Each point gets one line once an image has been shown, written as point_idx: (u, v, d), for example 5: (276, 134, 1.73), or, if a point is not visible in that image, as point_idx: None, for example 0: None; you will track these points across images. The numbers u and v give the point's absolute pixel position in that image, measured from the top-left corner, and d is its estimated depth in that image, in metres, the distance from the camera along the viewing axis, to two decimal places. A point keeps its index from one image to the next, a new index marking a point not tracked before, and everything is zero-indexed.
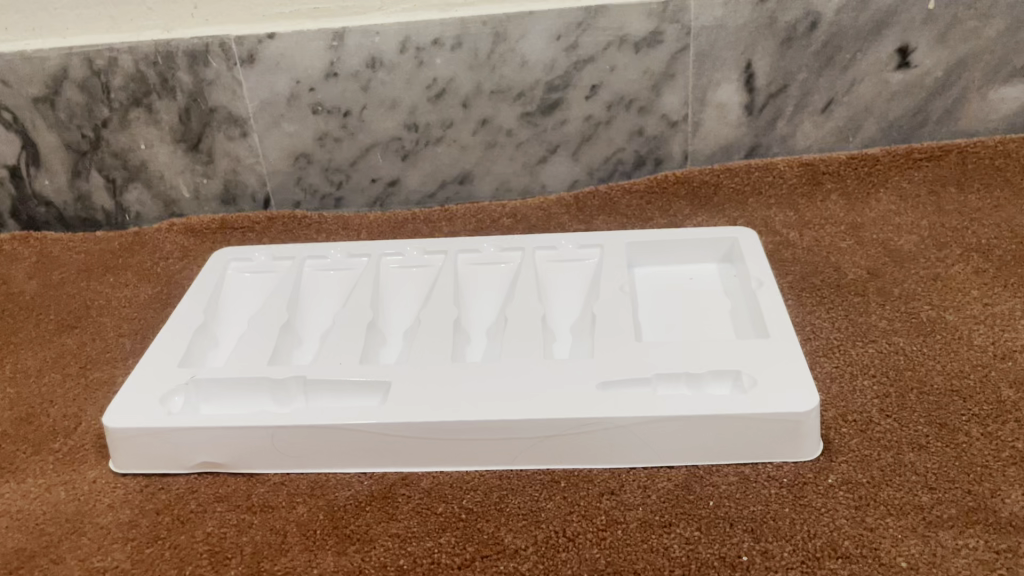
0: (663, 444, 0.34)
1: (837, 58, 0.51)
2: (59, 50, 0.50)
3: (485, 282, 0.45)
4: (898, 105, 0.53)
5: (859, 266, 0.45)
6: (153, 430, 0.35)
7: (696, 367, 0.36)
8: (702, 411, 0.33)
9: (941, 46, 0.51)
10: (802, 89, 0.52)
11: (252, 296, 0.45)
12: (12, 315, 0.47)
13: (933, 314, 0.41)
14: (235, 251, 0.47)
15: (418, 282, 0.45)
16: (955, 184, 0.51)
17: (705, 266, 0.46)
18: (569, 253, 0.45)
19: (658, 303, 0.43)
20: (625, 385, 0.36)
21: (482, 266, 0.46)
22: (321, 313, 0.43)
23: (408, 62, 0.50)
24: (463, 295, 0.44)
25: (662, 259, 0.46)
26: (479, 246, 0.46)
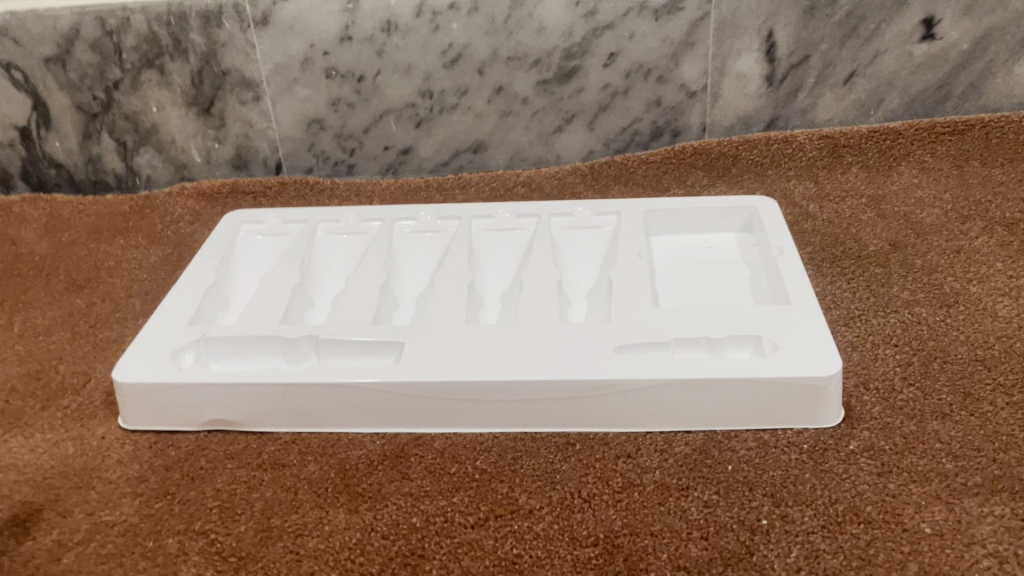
0: (681, 408, 0.33)
1: (861, 29, 0.50)
2: (70, 9, 0.49)
3: (501, 248, 0.44)
4: (921, 77, 0.52)
5: (880, 238, 0.45)
6: (163, 386, 0.34)
7: (715, 332, 0.35)
8: (722, 375, 0.33)
9: (968, 17, 0.50)
10: (825, 60, 0.51)
11: (264, 259, 0.44)
12: (21, 275, 0.46)
13: (957, 285, 0.41)
14: (246, 214, 0.46)
15: (431, 247, 0.44)
16: (979, 159, 0.50)
17: (722, 236, 0.45)
18: (584, 220, 0.45)
19: (675, 271, 0.42)
20: (643, 349, 0.35)
21: (497, 232, 0.45)
22: (335, 276, 0.43)
23: (424, 26, 0.50)
24: (478, 260, 0.43)
25: (680, 228, 0.45)
26: (494, 212, 0.46)
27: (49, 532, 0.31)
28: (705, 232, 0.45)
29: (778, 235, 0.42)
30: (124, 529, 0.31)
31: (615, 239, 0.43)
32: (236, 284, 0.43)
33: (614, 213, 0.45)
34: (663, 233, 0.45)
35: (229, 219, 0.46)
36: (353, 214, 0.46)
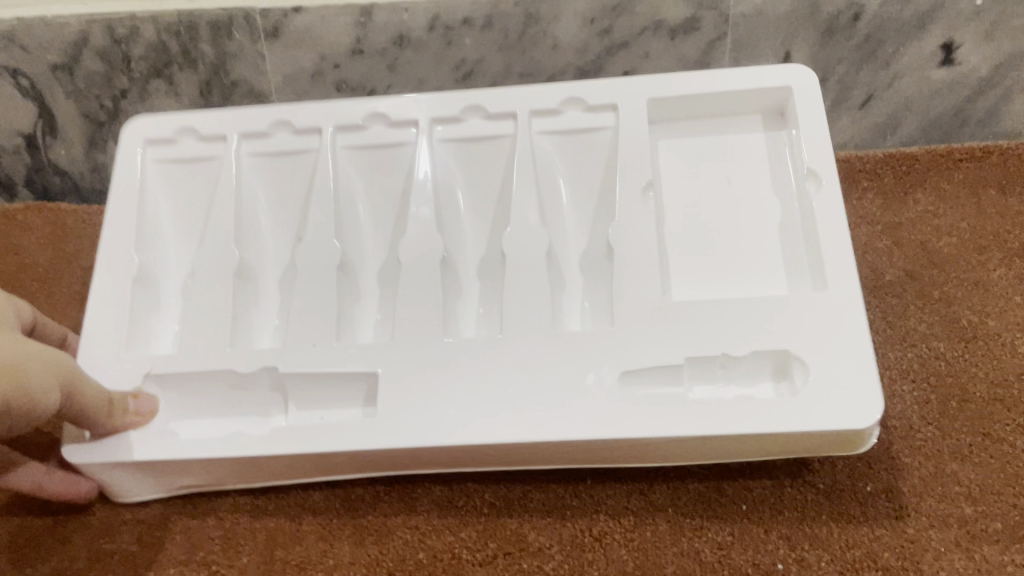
0: (697, 449, 0.34)
1: (879, 52, 0.50)
2: (79, 17, 0.48)
3: (469, 168, 0.44)
4: (938, 103, 0.52)
5: (897, 267, 0.44)
6: (117, 462, 0.34)
7: (738, 350, 0.35)
8: (755, 425, 0.33)
9: (988, 43, 0.49)
10: (841, 83, 0.51)
11: (201, 192, 0.45)
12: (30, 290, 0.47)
13: (975, 319, 0.40)
14: (168, 120, 0.45)
15: (391, 175, 0.44)
16: (997, 187, 0.49)
17: (735, 137, 0.44)
18: (571, 120, 0.44)
19: (686, 193, 0.43)
20: (654, 380, 0.36)
21: (468, 142, 0.44)
22: (281, 224, 0.45)
23: (437, 40, 0.49)
24: (451, 192, 0.44)
25: (694, 134, 0.45)
26: (460, 115, 0.44)
27: (49, 557, 0.36)
28: (719, 132, 0.45)
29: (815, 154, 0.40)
30: (123, 558, 0.35)
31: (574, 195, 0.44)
32: (174, 243, 0.45)
33: (610, 117, 0.43)
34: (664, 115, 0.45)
35: (145, 148, 0.45)
36: (275, 117, 0.44)
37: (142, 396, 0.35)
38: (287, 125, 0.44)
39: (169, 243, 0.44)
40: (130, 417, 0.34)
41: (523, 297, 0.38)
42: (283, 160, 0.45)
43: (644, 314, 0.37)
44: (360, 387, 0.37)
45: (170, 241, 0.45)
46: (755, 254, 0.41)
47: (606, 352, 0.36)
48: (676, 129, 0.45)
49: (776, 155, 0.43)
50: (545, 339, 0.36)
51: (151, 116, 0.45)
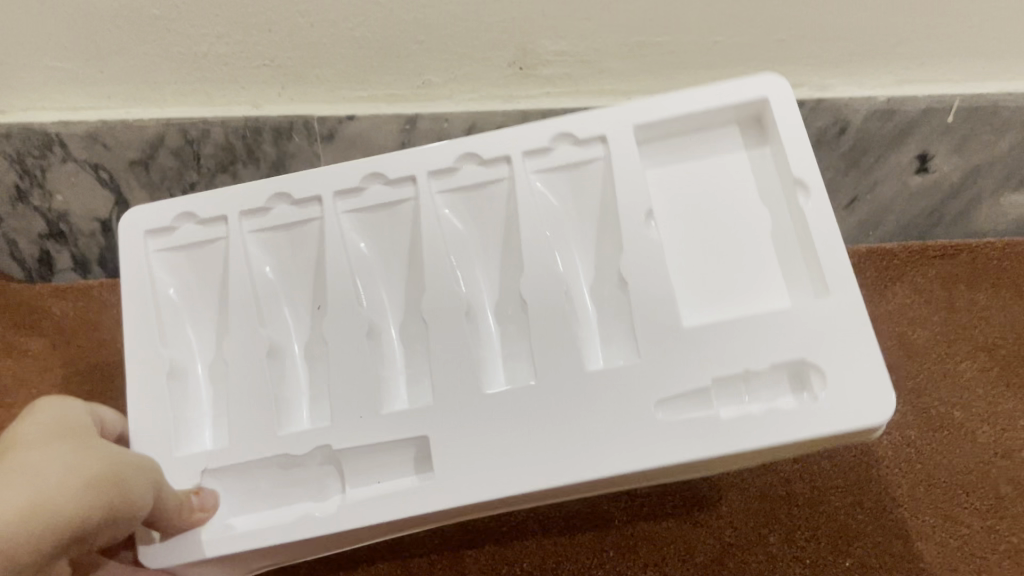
0: (738, 438, 0.38)
1: (862, 160, 0.57)
2: (157, 121, 0.55)
3: (468, 220, 0.47)
4: (915, 205, 0.59)
5: (876, 357, 0.50)
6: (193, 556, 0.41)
7: (755, 361, 0.39)
8: (789, 434, 0.37)
9: (959, 154, 0.56)
10: (830, 187, 0.58)
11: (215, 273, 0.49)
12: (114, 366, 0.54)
13: (943, 410, 0.48)
14: (171, 207, 0.48)
15: (397, 235, 0.48)
16: (965, 283, 0.55)
17: (710, 150, 0.46)
18: (563, 156, 0.46)
19: (684, 227, 0.45)
20: (687, 411, 0.39)
21: (458, 193, 0.47)
22: (295, 287, 0.49)
23: None
24: (467, 247, 0.47)
25: (677, 155, 0.46)
26: (456, 168, 0.46)
27: None
28: (702, 146, 0.46)
29: (803, 163, 0.42)
30: None
31: (564, 191, 0.46)
32: (194, 329, 0.49)
33: (601, 157, 0.45)
34: (654, 133, 0.46)
35: (150, 241, 0.48)
36: (272, 194, 0.47)
37: (202, 491, 0.42)
38: (285, 198, 0.47)
39: (188, 332, 0.48)
40: (198, 514, 0.41)
41: (543, 362, 0.41)
42: (281, 231, 0.48)
43: (658, 334, 0.40)
44: (411, 452, 0.42)
45: (191, 329, 0.49)
46: (756, 287, 0.43)
47: (636, 410, 0.39)
48: (663, 158, 0.46)
49: (767, 160, 0.45)
50: (575, 408, 0.40)
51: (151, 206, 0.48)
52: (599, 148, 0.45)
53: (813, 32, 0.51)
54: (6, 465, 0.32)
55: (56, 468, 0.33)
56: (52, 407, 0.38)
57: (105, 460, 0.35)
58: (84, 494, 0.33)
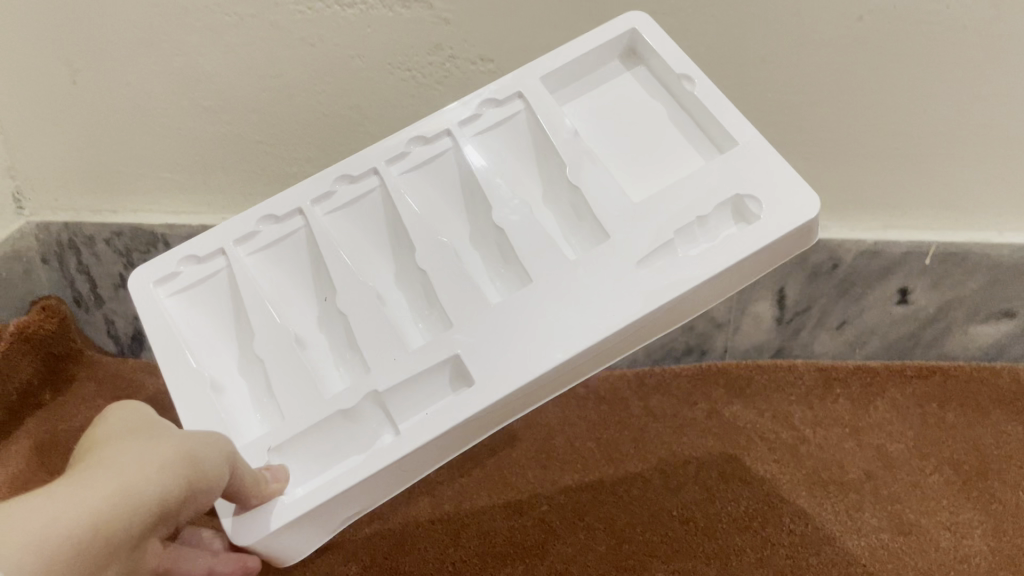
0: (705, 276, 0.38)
1: (852, 290, 0.66)
2: None
3: (432, 188, 0.46)
4: (897, 329, 0.68)
5: (859, 466, 0.59)
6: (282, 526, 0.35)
7: (703, 209, 0.39)
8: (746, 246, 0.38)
9: (935, 290, 0.65)
10: (822, 310, 0.67)
11: (223, 308, 0.45)
12: None
13: (913, 518, 0.56)
14: (167, 258, 0.44)
15: (372, 214, 0.46)
16: (938, 401, 0.63)
17: (614, 79, 0.48)
18: (489, 120, 0.46)
19: (605, 142, 0.45)
20: (656, 259, 0.39)
21: (416, 171, 0.46)
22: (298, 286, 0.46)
23: None
24: (449, 212, 0.46)
25: (585, 95, 0.47)
26: (404, 147, 0.45)
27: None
28: (599, 83, 0.48)
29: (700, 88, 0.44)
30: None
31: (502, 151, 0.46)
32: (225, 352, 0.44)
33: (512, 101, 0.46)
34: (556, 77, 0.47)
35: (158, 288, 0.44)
36: (260, 215, 0.45)
37: (271, 465, 0.37)
38: (270, 217, 0.45)
39: (218, 356, 0.44)
40: (272, 485, 0.36)
41: (536, 309, 0.38)
42: (274, 250, 0.45)
43: (623, 221, 0.40)
44: (447, 371, 0.39)
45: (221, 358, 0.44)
46: (668, 154, 0.44)
47: (623, 283, 0.38)
48: (567, 94, 0.48)
49: (652, 80, 0.47)
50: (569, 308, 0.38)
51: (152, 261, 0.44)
52: (518, 105, 0.46)
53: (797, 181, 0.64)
54: (91, 461, 0.30)
55: (128, 464, 0.30)
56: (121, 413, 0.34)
57: (181, 444, 0.32)
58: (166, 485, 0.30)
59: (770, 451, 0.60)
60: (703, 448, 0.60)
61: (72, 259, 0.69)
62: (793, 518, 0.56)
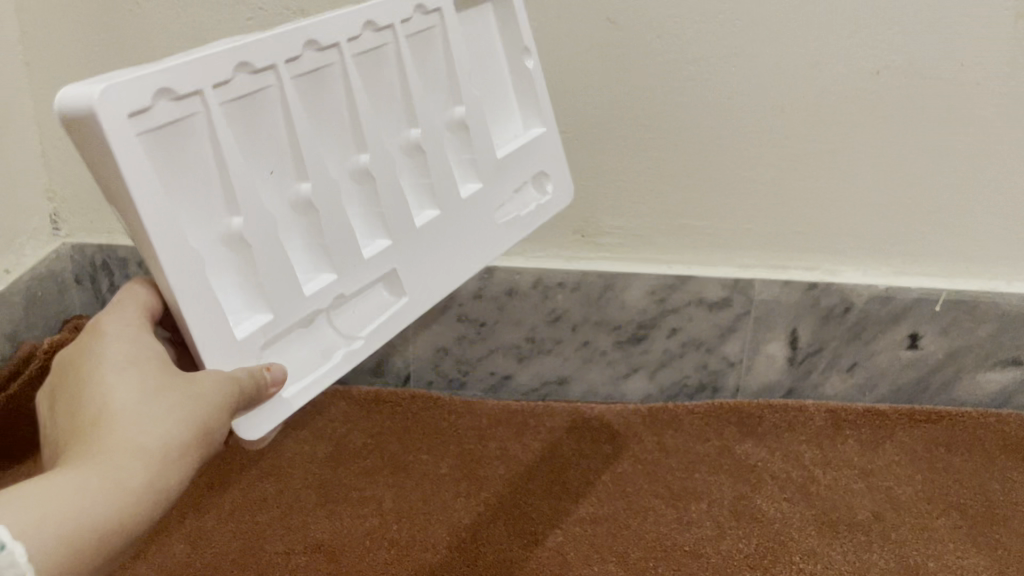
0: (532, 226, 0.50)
1: (862, 334, 0.68)
2: None
3: (371, 77, 0.42)
4: (906, 374, 0.69)
5: (867, 508, 0.60)
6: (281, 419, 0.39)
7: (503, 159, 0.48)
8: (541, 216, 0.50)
9: (943, 336, 0.67)
10: (833, 353, 0.69)
11: (161, 161, 0.34)
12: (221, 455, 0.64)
13: (919, 560, 0.56)
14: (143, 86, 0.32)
15: (316, 88, 0.40)
16: (945, 445, 0.66)
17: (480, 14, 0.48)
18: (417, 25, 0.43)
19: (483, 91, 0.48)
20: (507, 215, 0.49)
21: (363, 57, 0.41)
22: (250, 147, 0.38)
23: (536, 295, 0.68)
24: (382, 100, 0.43)
25: (473, 27, 0.47)
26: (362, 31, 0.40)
27: None
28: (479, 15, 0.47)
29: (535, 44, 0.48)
30: None
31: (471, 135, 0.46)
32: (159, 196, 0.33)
33: (455, 104, 0.46)
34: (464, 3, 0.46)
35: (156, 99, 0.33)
36: (235, 60, 0.35)
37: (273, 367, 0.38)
38: (245, 66, 0.36)
39: (172, 220, 0.33)
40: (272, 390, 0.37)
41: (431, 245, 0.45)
42: (240, 102, 0.37)
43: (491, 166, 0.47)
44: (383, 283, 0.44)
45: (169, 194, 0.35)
46: (503, 107, 0.50)
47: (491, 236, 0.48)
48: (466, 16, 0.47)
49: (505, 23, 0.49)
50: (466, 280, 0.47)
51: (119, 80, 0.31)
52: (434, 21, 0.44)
53: (812, 227, 0.66)
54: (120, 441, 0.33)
55: (114, 439, 0.33)
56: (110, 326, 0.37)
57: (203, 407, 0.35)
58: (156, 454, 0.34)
59: (780, 490, 0.62)
60: (716, 484, 0.62)
61: (105, 282, 0.70)
62: (802, 557, 0.56)
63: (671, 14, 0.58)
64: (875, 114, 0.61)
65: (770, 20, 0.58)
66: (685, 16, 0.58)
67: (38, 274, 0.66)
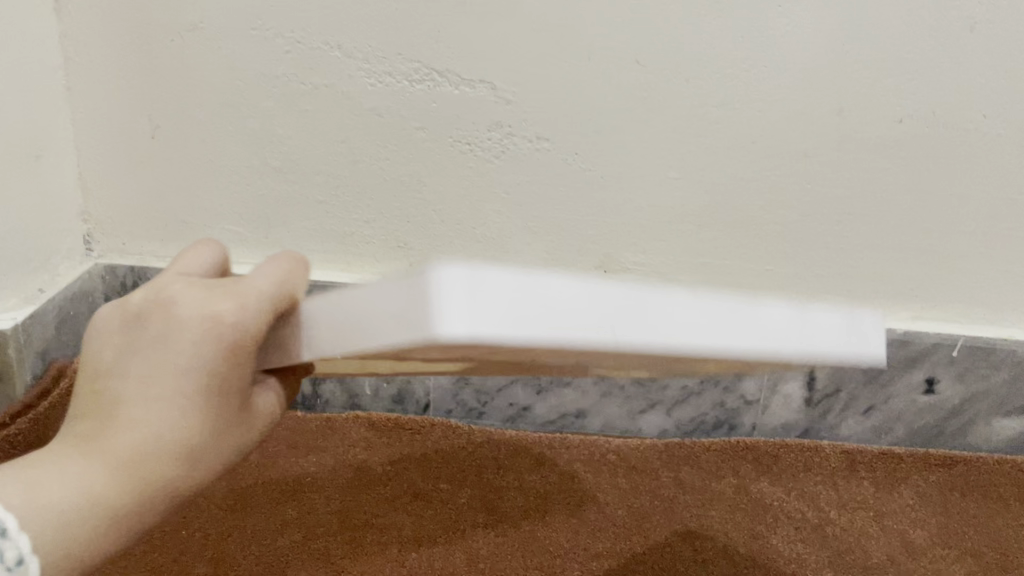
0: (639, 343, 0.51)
1: (880, 378, 0.69)
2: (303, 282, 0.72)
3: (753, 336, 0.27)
4: (922, 418, 0.70)
5: (882, 552, 0.60)
6: None
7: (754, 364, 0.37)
8: None
9: (960, 382, 0.68)
10: (850, 395, 0.70)
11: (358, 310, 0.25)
12: (243, 476, 0.65)
13: None
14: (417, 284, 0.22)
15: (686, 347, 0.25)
16: (959, 490, 0.66)
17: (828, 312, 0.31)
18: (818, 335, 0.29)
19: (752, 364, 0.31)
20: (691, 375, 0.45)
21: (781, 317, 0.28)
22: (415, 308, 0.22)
23: (557, 328, 0.69)
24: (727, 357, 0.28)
25: (829, 335, 0.30)
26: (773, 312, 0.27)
27: None
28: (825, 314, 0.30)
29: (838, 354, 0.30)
30: None
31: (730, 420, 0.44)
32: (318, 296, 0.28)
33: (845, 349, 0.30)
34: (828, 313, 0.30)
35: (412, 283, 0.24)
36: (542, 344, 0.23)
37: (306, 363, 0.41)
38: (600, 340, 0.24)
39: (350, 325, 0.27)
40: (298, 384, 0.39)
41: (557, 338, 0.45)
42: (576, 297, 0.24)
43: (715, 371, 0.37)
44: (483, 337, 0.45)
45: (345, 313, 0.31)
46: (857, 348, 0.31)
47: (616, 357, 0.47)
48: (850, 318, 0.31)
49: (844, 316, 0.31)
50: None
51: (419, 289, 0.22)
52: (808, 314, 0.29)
53: (833, 271, 0.67)
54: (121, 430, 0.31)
55: (116, 442, 0.31)
56: (187, 320, 0.31)
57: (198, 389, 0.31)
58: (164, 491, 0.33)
59: (795, 530, 0.62)
60: (732, 523, 0.63)
61: None
62: None
63: (700, 59, 0.60)
64: (896, 162, 0.62)
65: (796, 66, 0.59)
66: (713, 62, 0.60)
67: (70, 293, 0.68)
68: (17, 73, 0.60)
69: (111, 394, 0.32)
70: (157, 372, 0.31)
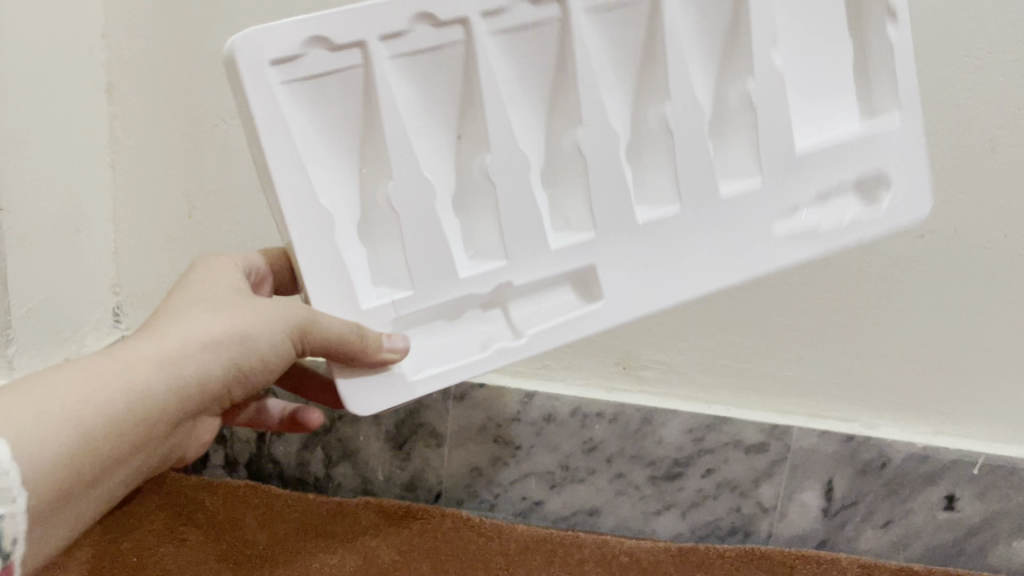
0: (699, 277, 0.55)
1: (899, 491, 0.68)
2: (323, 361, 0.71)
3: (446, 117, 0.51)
4: (942, 534, 0.69)
5: None
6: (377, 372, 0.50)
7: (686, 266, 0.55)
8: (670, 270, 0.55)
9: (980, 500, 0.67)
10: (869, 507, 0.69)
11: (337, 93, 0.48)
12: (252, 564, 0.66)
13: None
14: (302, 33, 0.45)
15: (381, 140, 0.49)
16: None
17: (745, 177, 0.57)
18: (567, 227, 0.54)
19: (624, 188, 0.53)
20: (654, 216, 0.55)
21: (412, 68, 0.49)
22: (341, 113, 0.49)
23: (574, 422, 0.69)
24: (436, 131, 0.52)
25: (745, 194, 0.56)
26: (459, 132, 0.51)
27: None
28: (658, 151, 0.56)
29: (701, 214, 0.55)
30: None
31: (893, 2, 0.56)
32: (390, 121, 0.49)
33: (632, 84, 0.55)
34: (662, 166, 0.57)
35: (359, 50, 0.47)
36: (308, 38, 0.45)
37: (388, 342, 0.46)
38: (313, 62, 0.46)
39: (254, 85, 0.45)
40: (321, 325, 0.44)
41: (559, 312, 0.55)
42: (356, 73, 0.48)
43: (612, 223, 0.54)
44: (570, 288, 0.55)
45: (293, 98, 0.47)
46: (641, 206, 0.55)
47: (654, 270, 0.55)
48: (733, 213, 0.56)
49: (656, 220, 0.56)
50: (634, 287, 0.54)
51: (272, 30, 0.44)
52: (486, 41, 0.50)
53: (851, 380, 0.67)
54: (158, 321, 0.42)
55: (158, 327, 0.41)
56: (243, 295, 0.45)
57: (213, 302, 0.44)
58: (168, 401, 0.40)
59: None
60: None
61: None
62: None
63: None
64: (919, 274, 0.63)
65: None
66: None
67: None
68: (64, 146, 0.63)
69: (156, 377, 0.39)
70: (238, 352, 0.43)
